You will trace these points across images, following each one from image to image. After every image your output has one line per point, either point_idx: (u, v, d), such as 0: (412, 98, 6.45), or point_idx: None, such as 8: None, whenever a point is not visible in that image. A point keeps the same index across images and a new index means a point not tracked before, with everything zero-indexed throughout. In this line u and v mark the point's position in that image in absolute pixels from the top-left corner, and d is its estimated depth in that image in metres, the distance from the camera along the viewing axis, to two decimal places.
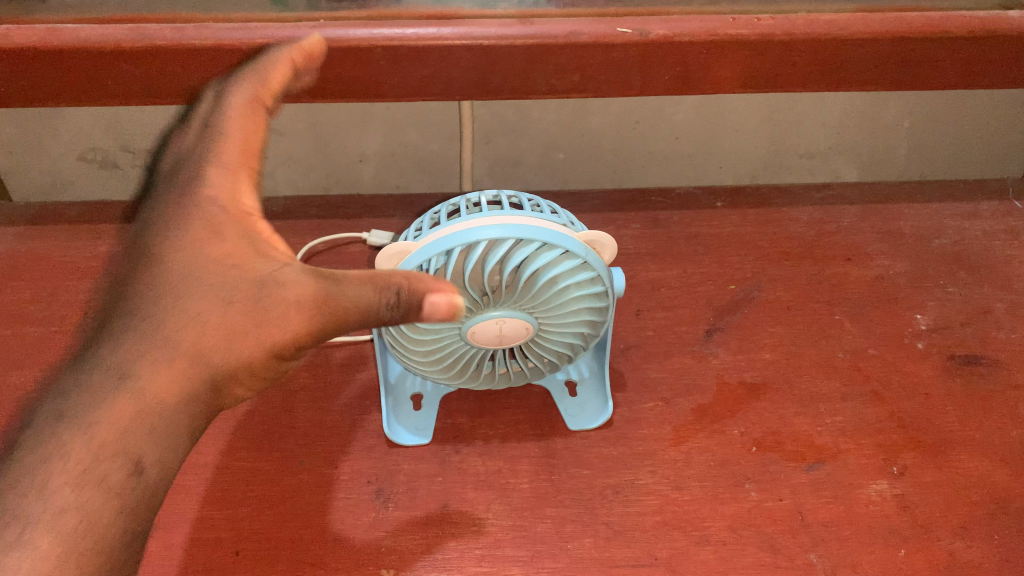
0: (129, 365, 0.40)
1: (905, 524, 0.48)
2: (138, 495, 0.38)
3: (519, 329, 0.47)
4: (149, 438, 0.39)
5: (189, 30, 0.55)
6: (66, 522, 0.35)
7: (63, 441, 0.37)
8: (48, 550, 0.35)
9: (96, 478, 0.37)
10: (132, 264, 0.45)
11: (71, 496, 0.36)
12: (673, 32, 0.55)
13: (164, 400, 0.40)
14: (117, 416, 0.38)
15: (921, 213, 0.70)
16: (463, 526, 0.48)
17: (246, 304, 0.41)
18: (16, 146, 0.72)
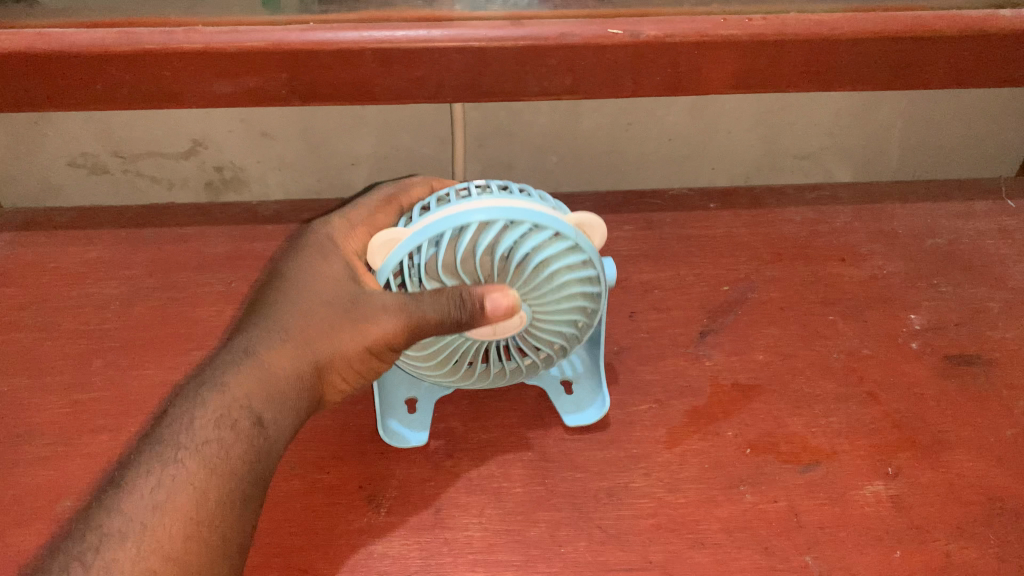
0: (248, 395, 0.43)
1: (901, 525, 0.47)
2: (245, 515, 0.41)
3: (512, 319, 0.46)
4: (260, 463, 0.43)
5: (178, 33, 0.54)
6: (171, 531, 0.38)
7: (179, 460, 0.40)
8: (155, 558, 0.38)
9: (214, 490, 0.40)
10: (262, 300, 0.49)
11: (187, 507, 0.39)
12: (664, 33, 0.55)
13: (276, 422, 0.44)
14: (239, 439, 0.42)
15: (915, 212, 0.70)
16: (457, 531, 0.47)
17: (349, 349, 0.47)
18: (6, 151, 0.72)
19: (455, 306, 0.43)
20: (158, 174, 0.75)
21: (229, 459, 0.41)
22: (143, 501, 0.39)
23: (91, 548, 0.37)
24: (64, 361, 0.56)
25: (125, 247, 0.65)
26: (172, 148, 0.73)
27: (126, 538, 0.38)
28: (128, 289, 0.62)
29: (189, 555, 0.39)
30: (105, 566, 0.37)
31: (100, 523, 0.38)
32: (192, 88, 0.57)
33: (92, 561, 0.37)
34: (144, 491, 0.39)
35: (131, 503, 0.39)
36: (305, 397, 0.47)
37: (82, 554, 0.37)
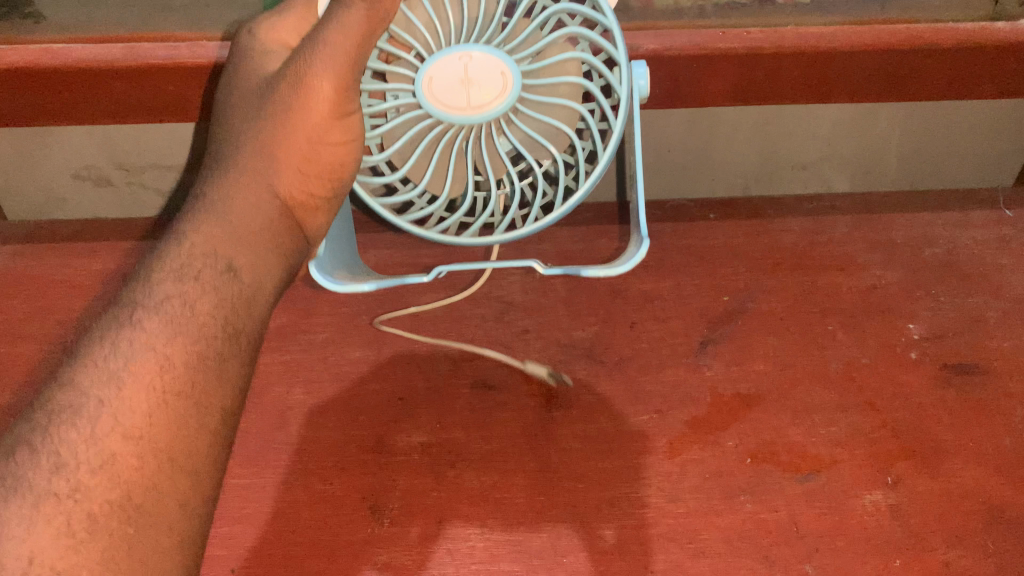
0: (218, 245, 0.45)
1: (900, 534, 0.48)
2: (223, 370, 0.42)
3: (493, 71, 0.50)
4: (230, 314, 0.44)
5: (182, 49, 0.56)
6: (134, 400, 0.37)
7: (138, 326, 0.40)
8: (113, 436, 0.36)
9: (179, 352, 0.40)
10: (216, 162, 0.51)
11: (150, 372, 0.38)
12: (663, 47, 0.57)
13: (247, 270, 0.46)
14: (205, 293, 0.43)
15: (913, 222, 0.70)
16: (459, 542, 0.48)
17: (305, 131, 0.49)
18: (11, 164, 0.73)
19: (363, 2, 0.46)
20: (161, 186, 0.75)
21: (195, 316, 0.42)
22: (99, 374, 0.37)
23: (40, 429, 0.35)
24: None
25: (128, 259, 0.66)
26: (176, 162, 0.73)
27: (81, 415, 0.36)
28: None
29: (157, 425, 0.37)
30: (60, 444, 0.35)
31: (52, 401, 0.36)
32: (197, 103, 0.58)
33: (42, 443, 0.34)
34: (100, 362, 0.38)
35: (82, 377, 0.37)
36: (280, 227, 0.49)
37: (33, 435, 0.35)
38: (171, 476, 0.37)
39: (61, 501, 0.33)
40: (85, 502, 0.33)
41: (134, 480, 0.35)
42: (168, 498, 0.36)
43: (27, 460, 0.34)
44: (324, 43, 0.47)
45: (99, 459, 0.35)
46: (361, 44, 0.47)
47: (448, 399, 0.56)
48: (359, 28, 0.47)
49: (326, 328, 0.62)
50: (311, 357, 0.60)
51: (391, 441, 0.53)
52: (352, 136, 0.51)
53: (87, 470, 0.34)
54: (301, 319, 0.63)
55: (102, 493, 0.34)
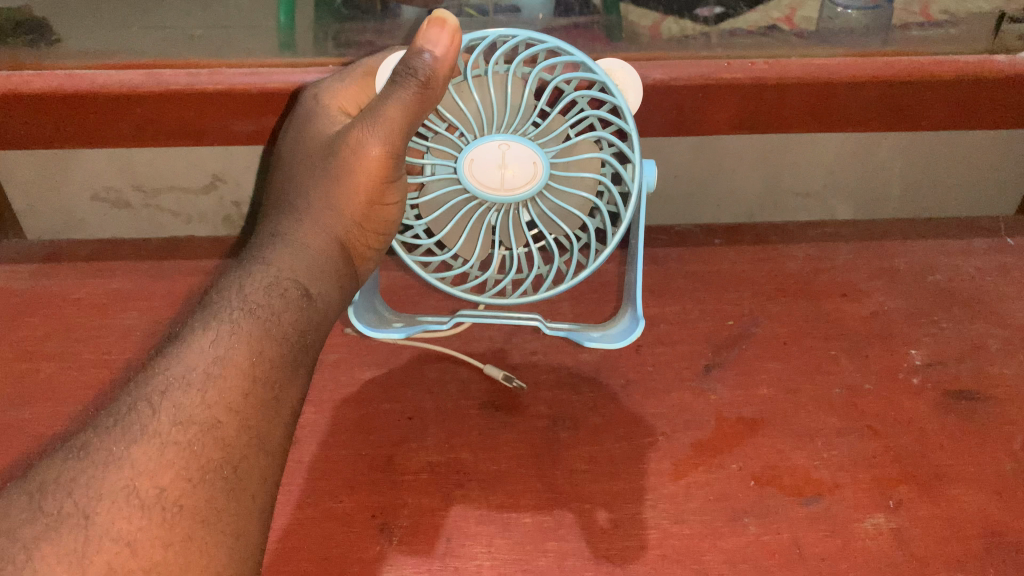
0: (294, 270, 0.48)
1: (902, 558, 0.48)
2: (298, 376, 0.44)
3: (526, 163, 0.49)
4: (307, 331, 0.46)
5: (204, 76, 0.57)
6: (232, 383, 0.40)
7: (235, 321, 0.42)
8: (218, 408, 0.38)
9: (269, 349, 0.42)
10: (286, 199, 0.54)
11: (246, 361, 0.41)
12: (670, 77, 0.58)
13: (318, 297, 0.48)
14: (288, 306, 0.45)
15: (915, 249, 0.72)
16: (467, 560, 0.49)
17: (363, 188, 0.50)
18: (32, 185, 0.74)
19: (416, 89, 0.46)
20: (178, 208, 0.77)
21: (281, 324, 0.44)
22: (204, 354, 0.40)
23: (158, 390, 0.38)
24: (86, 391, 0.59)
25: (145, 279, 0.70)
26: (192, 183, 0.75)
27: (193, 386, 0.38)
28: (148, 320, 0.65)
29: (250, 403, 0.40)
30: (174, 406, 0.37)
31: (165, 369, 0.39)
32: (216, 128, 0.60)
33: (160, 403, 0.37)
34: (205, 346, 0.40)
35: (191, 353, 0.40)
36: (339, 265, 0.52)
37: (150, 395, 0.38)
38: (258, 454, 0.39)
39: (178, 451, 0.36)
40: (195, 457, 0.36)
41: (231, 447, 0.38)
42: (254, 472, 0.39)
43: (148, 413, 0.37)
44: (379, 116, 0.47)
45: (206, 423, 0.38)
46: (408, 120, 0.47)
47: (457, 420, 0.57)
48: (407, 110, 0.47)
49: (338, 348, 0.63)
50: (322, 375, 0.61)
51: (401, 460, 0.54)
52: (399, 195, 0.52)
53: (196, 430, 0.37)
54: None
55: (208, 452, 0.37)
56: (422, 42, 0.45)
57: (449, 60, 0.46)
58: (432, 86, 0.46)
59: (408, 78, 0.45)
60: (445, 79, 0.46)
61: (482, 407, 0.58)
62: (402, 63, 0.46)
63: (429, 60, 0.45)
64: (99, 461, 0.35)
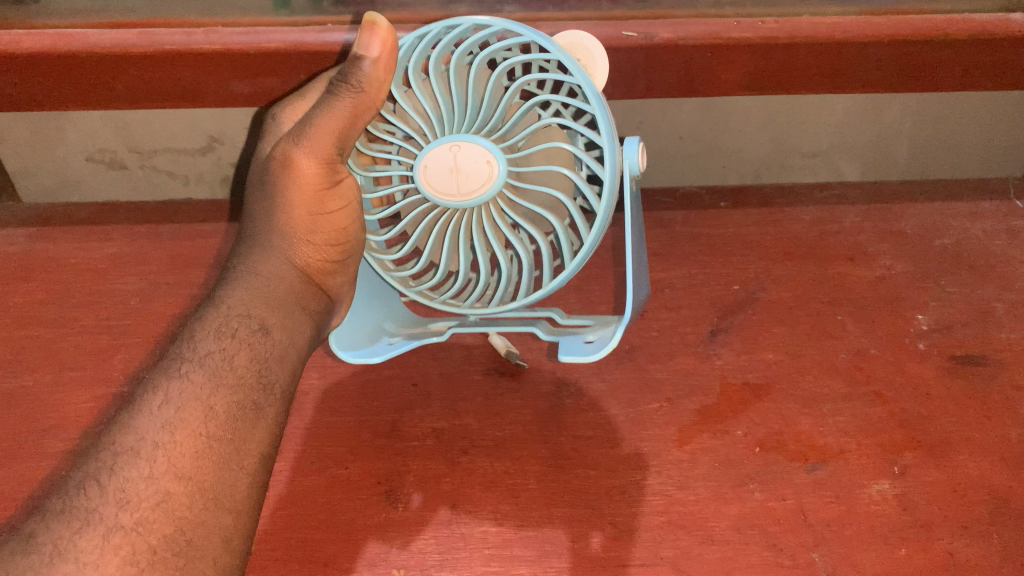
0: (251, 304, 0.44)
1: (906, 523, 0.48)
2: (263, 419, 0.41)
3: (480, 163, 0.45)
4: (269, 369, 0.43)
5: (198, 34, 0.56)
6: (184, 446, 0.37)
7: (186, 376, 0.40)
8: (169, 477, 0.36)
9: (224, 401, 0.40)
10: (241, 224, 0.49)
11: (198, 420, 0.38)
12: (678, 36, 0.56)
13: (281, 329, 0.45)
14: (244, 346, 0.42)
15: (923, 213, 0.71)
16: (472, 526, 0.49)
17: (302, 201, 0.46)
18: (24, 147, 0.73)
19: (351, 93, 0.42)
20: (174, 170, 0.76)
21: (236, 368, 0.41)
22: (153, 419, 0.37)
23: (106, 466, 0.35)
24: (87, 357, 0.59)
25: (142, 243, 0.69)
26: (188, 144, 0.74)
27: (141, 457, 0.36)
28: (147, 285, 0.65)
29: (205, 467, 0.37)
30: (122, 482, 0.35)
31: (112, 442, 0.36)
32: (211, 88, 0.59)
33: (107, 480, 0.35)
34: (154, 409, 0.38)
35: (140, 419, 0.37)
36: (299, 288, 0.47)
37: (99, 470, 0.35)
38: (218, 513, 0.37)
39: (124, 536, 0.33)
40: (142, 539, 0.34)
41: (186, 518, 0.35)
42: (215, 536, 0.36)
43: (96, 495, 0.34)
44: (308, 125, 0.44)
45: (157, 497, 0.35)
46: (343, 126, 0.43)
47: (461, 386, 0.57)
48: (337, 116, 0.43)
49: None
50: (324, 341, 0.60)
51: (405, 427, 0.54)
52: (348, 200, 0.47)
53: (145, 509, 0.34)
54: None
55: (158, 529, 0.34)
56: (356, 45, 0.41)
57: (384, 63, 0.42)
58: (365, 91, 0.42)
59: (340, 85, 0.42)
60: (383, 85, 0.42)
61: (484, 373, 0.58)
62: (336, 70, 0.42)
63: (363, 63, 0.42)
64: (44, 556, 0.32)
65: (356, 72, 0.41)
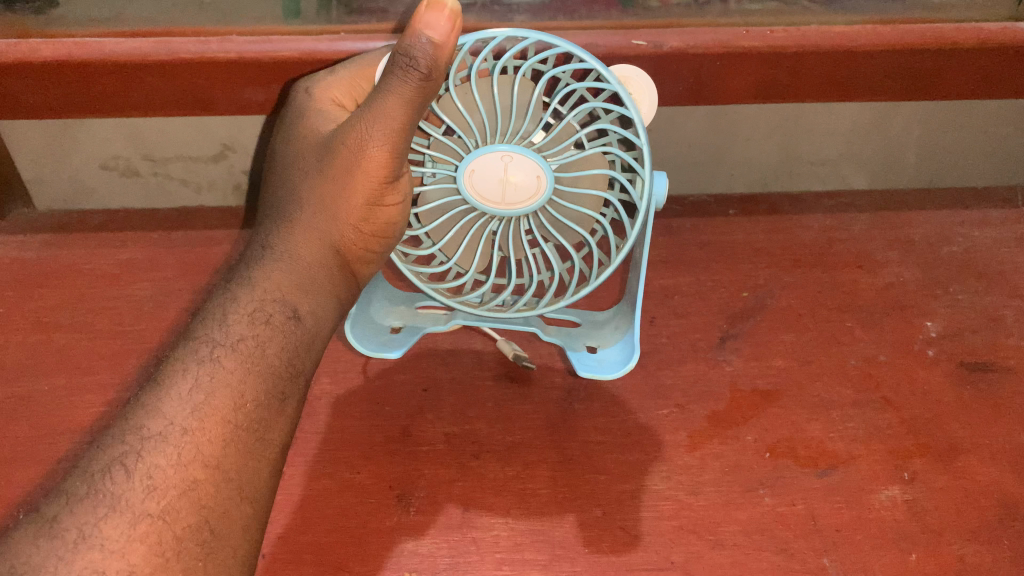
0: (281, 289, 0.44)
1: (916, 529, 0.49)
2: (285, 412, 0.41)
3: (530, 175, 0.47)
4: (294, 357, 0.43)
5: (212, 43, 0.56)
6: (212, 435, 0.37)
7: (216, 361, 0.39)
8: (195, 466, 0.36)
9: (253, 390, 0.40)
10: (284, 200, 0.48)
11: (226, 408, 0.38)
12: (687, 44, 0.56)
13: (307, 316, 0.45)
14: (274, 334, 0.42)
15: (930, 220, 0.71)
16: (484, 530, 0.49)
17: (362, 194, 0.46)
18: (39, 154, 0.74)
19: (418, 79, 0.40)
20: (187, 177, 0.76)
21: (266, 356, 0.41)
22: (183, 404, 0.37)
23: (133, 450, 0.35)
24: (100, 362, 0.59)
25: (155, 250, 0.70)
26: (201, 152, 0.74)
27: (169, 443, 0.36)
28: (160, 291, 0.66)
29: (230, 456, 0.37)
30: (149, 468, 0.35)
31: (141, 425, 0.36)
32: (227, 97, 0.60)
33: (134, 465, 0.35)
34: (183, 393, 0.37)
35: (169, 403, 0.37)
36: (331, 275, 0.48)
37: (126, 454, 0.35)
38: (239, 504, 0.37)
39: (151, 523, 0.34)
40: (169, 529, 0.34)
41: (211, 508, 0.36)
42: (237, 527, 0.37)
43: (122, 479, 0.34)
44: (377, 111, 0.42)
45: (183, 485, 0.35)
46: (410, 114, 0.42)
47: (472, 392, 0.57)
48: (406, 104, 0.42)
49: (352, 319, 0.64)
50: (337, 346, 0.61)
51: (416, 432, 0.54)
52: (403, 197, 0.48)
53: (170, 498, 0.35)
54: None
55: (183, 518, 0.35)
56: (420, 26, 0.39)
57: (450, 45, 0.40)
58: (433, 79, 0.40)
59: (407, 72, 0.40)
60: (445, 63, 0.40)
61: (495, 377, 0.59)
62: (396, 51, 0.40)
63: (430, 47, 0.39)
64: (70, 540, 0.32)
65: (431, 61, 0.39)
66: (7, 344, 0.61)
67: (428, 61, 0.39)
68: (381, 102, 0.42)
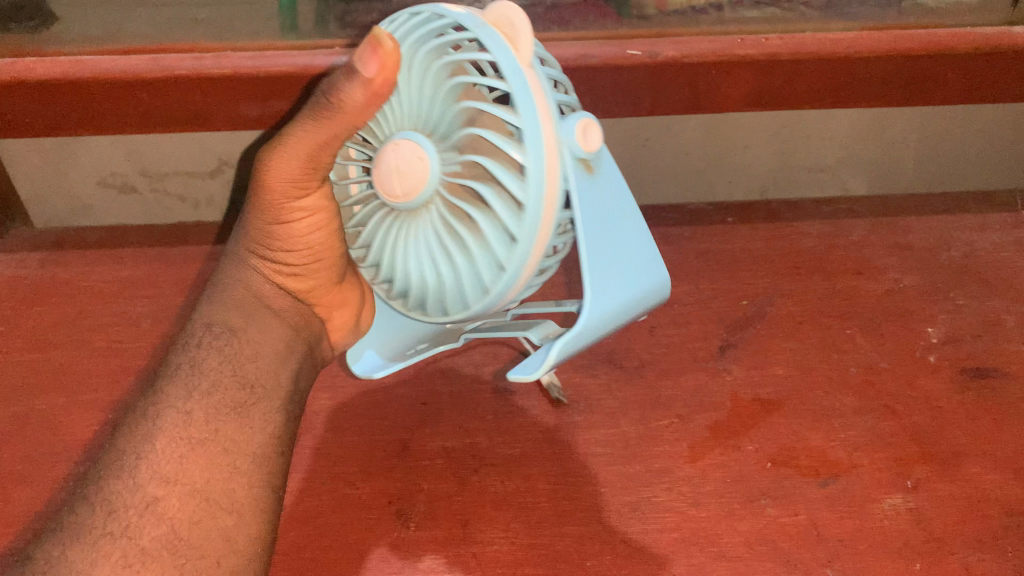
0: (224, 310, 0.46)
1: (920, 537, 0.48)
2: (247, 419, 0.42)
3: (414, 159, 0.38)
4: (244, 366, 0.44)
5: (207, 59, 0.56)
6: (167, 454, 0.39)
7: (160, 390, 0.41)
8: (155, 486, 0.38)
9: (200, 406, 0.41)
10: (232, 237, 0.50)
11: (176, 428, 0.40)
12: (682, 54, 0.56)
13: (253, 329, 0.46)
14: (217, 350, 0.44)
15: (929, 225, 0.71)
16: (484, 545, 0.48)
17: (270, 214, 0.44)
18: (37, 172, 0.74)
19: (331, 113, 0.38)
20: (184, 193, 0.76)
21: (210, 371, 0.42)
22: (136, 433, 0.39)
23: (95, 481, 0.38)
24: (98, 380, 0.59)
25: (154, 266, 0.70)
26: (198, 167, 0.74)
27: (126, 469, 0.38)
28: (159, 307, 0.65)
29: (190, 470, 0.39)
30: (110, 494, 0.37)
31: (100, 459, 0.39)
32: (222, 112, 0.60)
33: (97, 494, 0.37)
34: (135, 424, 0.40)
35: (122, 435, 0.39)
36: (278, 299, 0.48)
37: (89, 486, 0.38)
38: (212, 513, 0.39)
39: (114, 542, 0.36)
40: (136, 545, 0.36)
41: (180, 520, 0.38)
42: (215, 534, 0.38)
43: (87, 508, 0.37)
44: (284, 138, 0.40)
45: (144, 504, 0.37)
46: (322, 147, 0.40)
47: (471, 405, 0.57)
48: (315, 136, 0.39)
49: None
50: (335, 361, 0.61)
51: (415, 446, 0.54)
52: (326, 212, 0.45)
53: (135, 517, 0.37)
54: None
55: (150, 534, 0.37)
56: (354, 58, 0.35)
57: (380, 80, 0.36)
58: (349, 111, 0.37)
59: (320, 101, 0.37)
60: (372, 104, 0.37)
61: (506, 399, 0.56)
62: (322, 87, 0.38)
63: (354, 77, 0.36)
64: (42, 566, 0.35)
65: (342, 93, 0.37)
66: (5, 363, 0.61)
67: (342, 104, 0.37)
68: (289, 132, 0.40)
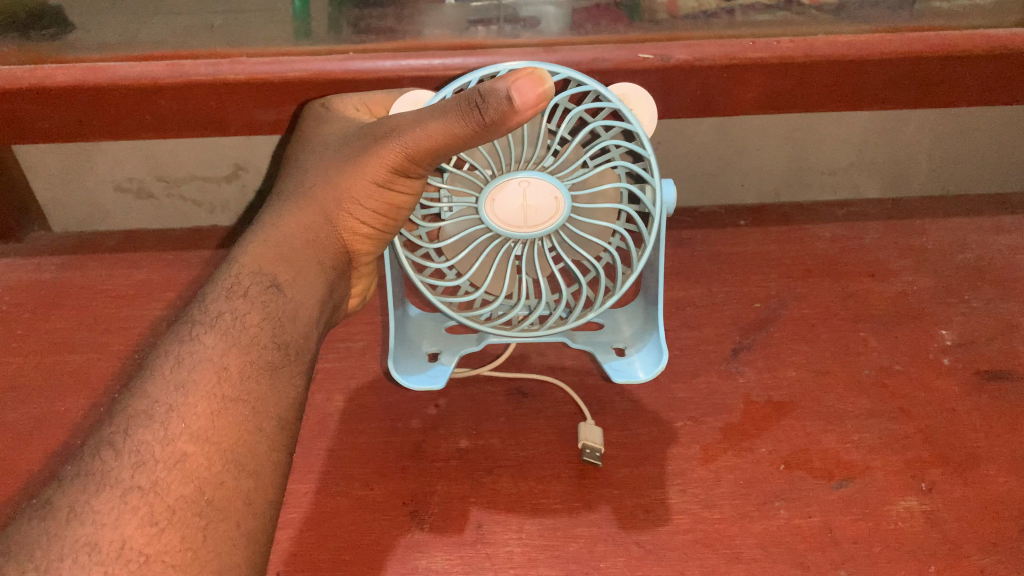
0: (264, 262, 0.45)
1: (936, 541, 0.48)
2: (277, 380, 0.41)
3: (547, 198, 0.48)
4: (282, 326, 0.43)
5: (223, 64, 0.57)
6: (197, 409, 0.38)
7: (196, 342, 0.40)
8: (184, 439, 0.36)
9: (236, 362, 0.40)
10: (289, 182, 0.52)
11: (209, 383, 0.39)
12: (694, 57, 0.56)
13: (294, 288, 0.46)
14: (256, 307, 0.43)
15: (943, 228, 0.71)
16: (498, 546, 0.49)
17: (371, 178, 0.48)
18: (55, 177, 0.75)
19: (475, 122, 0.41)
20: (201, 198, 0.77)
21: (248, 329, 0.42)
22: (166, 383, 0.38)
23: (121, 430, 0.36)
24: (116, 381, 0.60)
25: (170, 271, 0.70)
26: (214, 172, 0.75)
27: (154, 420, 0.36)
28: (174, 310, 0.66)
29: (219, 427, 0.38)
30: (137, 445, 0.35)
31: (127, 407, 0.37)
32: (237, 117, 0.60)
33: (122, 445, 0.35)
34: (166, 373, 0.38)
35: (150, 386, 0.38)
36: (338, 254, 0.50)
37: (114, 436, 0.36)
38: (238, 477, 0.37)
39: (142, 496, 0.34)
40: (160, 500, 0.34)
41: (205, 479, 0.36)
42: (237, 499, 0.37)
43: (111, 458, 0.35)
44: (419, 127, 0.44)
45: (173, 459, 0.36)
46: (448, 143, 0.43)
47: (485, 407, 0.58)
48: (447, 133, 0.43)
49: (363, 336, 0.64)
50: (349, 364, 0.62)
51: (429, 448, 0.54)
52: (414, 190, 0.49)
53: (161, 471, 0.35)
54: (341, 327, 0.65)
55: (176, 490, 0.35)
56: (510, 86, 0.38)
57: (529, 115, 0.39)
58: (493, 129, 0.40)
59: (471, 107, 0.40)
60: (512, 128, 0.40)
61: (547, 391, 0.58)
62: (477, 92, 0.41)
63: (505, 105, 0.39)
64: (61, 517, 0.33)
65: (492, 112, 0.39)
66: (25, 365, 0.62)
67: (490, 121, 0.40)
68: (426, 123, 0.43)
